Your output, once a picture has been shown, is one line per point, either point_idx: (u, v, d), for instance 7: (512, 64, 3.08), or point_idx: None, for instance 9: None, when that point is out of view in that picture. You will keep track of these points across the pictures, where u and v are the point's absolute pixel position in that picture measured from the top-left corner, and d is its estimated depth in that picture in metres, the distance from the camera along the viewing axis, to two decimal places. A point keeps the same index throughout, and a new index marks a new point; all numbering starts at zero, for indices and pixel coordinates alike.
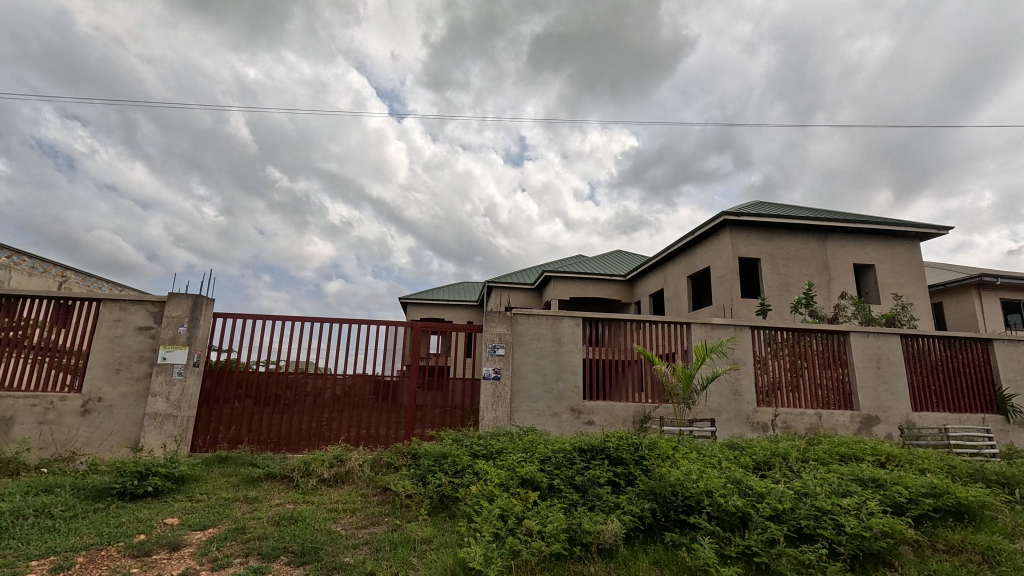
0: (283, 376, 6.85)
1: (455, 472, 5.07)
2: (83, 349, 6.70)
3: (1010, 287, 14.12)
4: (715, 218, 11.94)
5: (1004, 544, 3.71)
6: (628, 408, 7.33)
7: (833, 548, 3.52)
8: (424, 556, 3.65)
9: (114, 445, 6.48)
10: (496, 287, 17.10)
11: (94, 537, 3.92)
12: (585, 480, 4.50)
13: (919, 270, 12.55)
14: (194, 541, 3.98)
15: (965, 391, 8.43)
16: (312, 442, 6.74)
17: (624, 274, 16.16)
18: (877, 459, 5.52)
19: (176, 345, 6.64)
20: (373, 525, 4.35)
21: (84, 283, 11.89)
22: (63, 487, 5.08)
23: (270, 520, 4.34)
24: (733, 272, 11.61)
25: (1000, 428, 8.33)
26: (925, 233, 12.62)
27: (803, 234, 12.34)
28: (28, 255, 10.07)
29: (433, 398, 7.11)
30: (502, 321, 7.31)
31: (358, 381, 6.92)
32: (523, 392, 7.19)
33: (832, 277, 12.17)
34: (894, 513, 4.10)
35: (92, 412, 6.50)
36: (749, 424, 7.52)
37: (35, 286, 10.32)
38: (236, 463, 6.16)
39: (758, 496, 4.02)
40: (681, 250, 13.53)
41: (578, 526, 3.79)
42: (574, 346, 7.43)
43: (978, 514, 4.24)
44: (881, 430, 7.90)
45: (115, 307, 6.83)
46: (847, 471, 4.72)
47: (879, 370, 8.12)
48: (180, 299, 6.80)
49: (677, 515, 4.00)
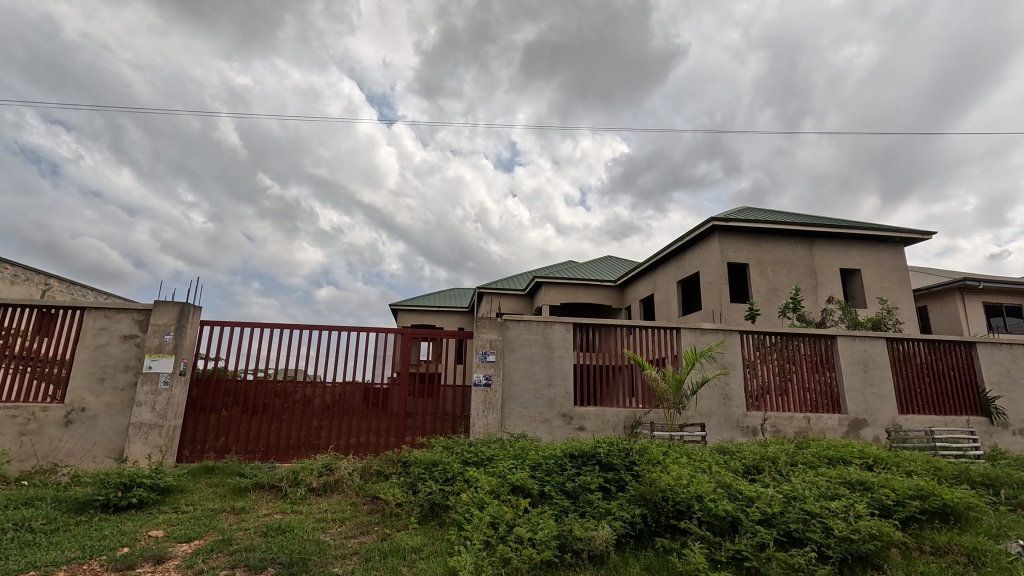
0: (271, 385, 6.77)
1: (446, 480, 5.03)
2: (66, 358, 6.59)
3: (992, 291, 14.35)
4: (703, 224, 12.04)
5: (989, 545, 3.77)
6: (619, 414, 7.34)
7: (821, 552, 3.55)
8: (413, 565, 3.61)
9: (97, 456, 6.36)
10: (489, 293, 17.11)
11: (76, 552, 3.83)
12: (576, 486, 4.50)
13: (905, 275, 12.73)
14: (180, 554, 3.91)
15: (949, 394, 8.55)
16: (301, 451, 6.67)
17: (614, 280, 16.26)
18: (865, 462, 5.55)
19: (162, 354, 6.54)
20: (362, 534, 4.31)
21: (67, 290, 11.72)
22: (44, 500, 4.96)
23: (257, 530, 4.29)
24: (721, 278, 11.71)
25: (984, 430, 8.44)
26: (910, 238, 12.81)
27: (790, 239, 12.49)
28: (9, 262, 9.90)
29: (424, 406, 7.03)
30: (492, 327, 7.30)
31: (349, 388, 6.84)
32: (514, 398, 7.17)
33: (819, 282, 12.31)
34: (882, 516, 4.13)
35: (75, 423, 6.38)
36: (738, 429, 7.55)
37: (17, 294, 10.17)
38: (224, 473, 6.07)
39: (748, 501, 4.05)
40: (671, 256, 13.60)
41: (568, 533, 3.76)
42: (564, 351, 7.44)
43: (964, 516, 4.28)
44: (869, 433, 7.98)
45: (100, 315, 6.72)
46: (835, 474, 4.76)
47: (866, 373, 8.21)
48: (166, 307, 6.71)
49: (667, 520, 3.99)
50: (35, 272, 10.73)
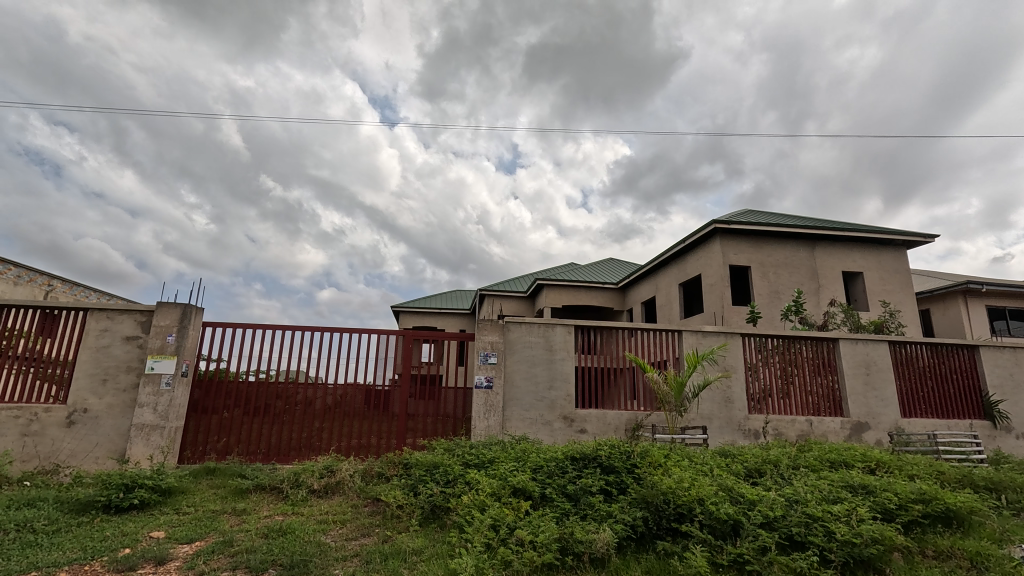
0: (272, 386, 6.78)
1: (447, 482, 5.03)
2: (68, 359, 6.61)
3: (996, 294, 14.29)
4: (705, 227, 12.02)
5: (992, 549, 3.75)
6: (620, 416, 7.32)
7: (824, 555, 3.54)
8: (414, 567, 3.61)
9: (99, 457, 6.37)
10: (490, 295, 17.11)
11: (78, 552, 3.84)
12: (577, 489, 4.50)
13: (907, 278, 12.69)
14: (181, 555, 3.91)
15: (952, 397, 8.52)
16: (302, 453, 6.67)
17: (615, 282, 16.26)
18: (868, 466, 5.53)
19: (164, 355, 6.56)
20: (363, 536, 4.31)
21: (70, 291, 11.77)
22: (47, 501, 4.98)
23: (258, 532, 4.30)
24: (722, 280, 11.71)
25: (988, 434, 8.40)
26: (913, 241, 12.77)
27: (792, 242, 12.47)
28: (13, 263, 9.95)
29: (425, 408, 7.02)
30: (493, 329, 7.30)
31: (350, 390, 6.85)
32: (515, 400, 7.17)
33: (821, 284, 12.28)
34: (884, 519, 4.11)
35: (77, 424, 6.39)
36: (740, 432, 7.53)
37: (20, 295, 10.21)
38: (225, 474, 6.07)
39: (749, 504, 4.03)
40: (673, 259, 13.60)
41: (569, 535, 3.75)
42: (566, 354, 7.43)
43: (967, 520, 4.25)
44: (871, 437, 7.96)
45: (103, 316, 6.75)
46: (837, 478, 4.74)
47: (868, 376, 8.18)
48: (169, 308, 6.74)
49: (669, 522, 3.98)
50: (38, 273, 10.77)
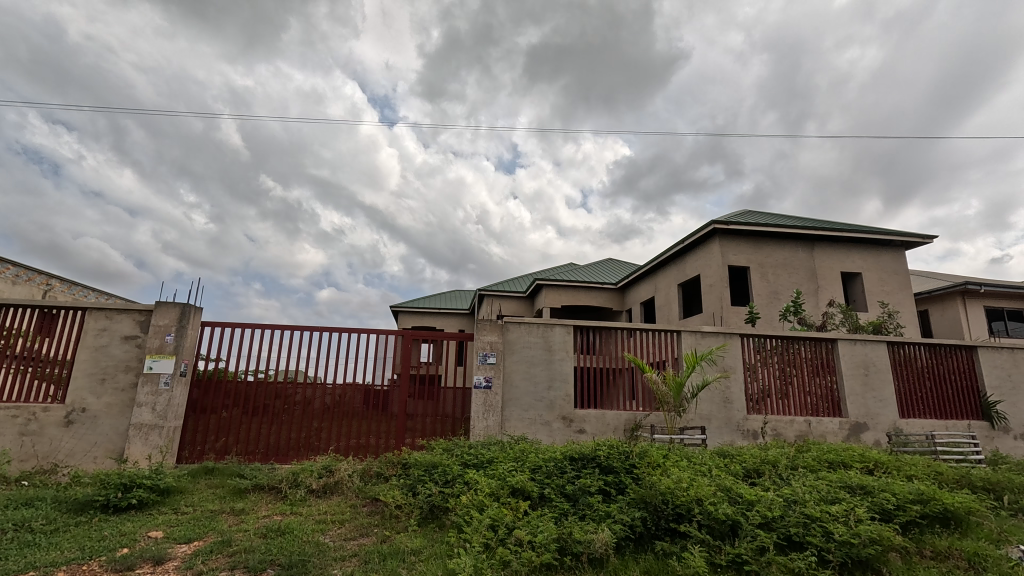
0: (271, 386, 6.77)
1: (446, 482, 5.03)
2: (67, 358, 6.60)
3: (994, 295, 14.31)
4: (704, 227, 12.03)
5: (990, 549, 3.75)
6: (619, 417, 7.32)
7: (822, 556, 3.54)
8: (412, 568, 3.61)
9: (97, 456, 6.36)
10: (489, 295, 17.09)
11: (75, 552, 3.83)
12: (576, 489, 4.50)
13: (905, 279, 12.72)
14: (180, 555, 3.91)
15: (950, 397, 8.54)
16: (301, 453, 6.67)
17: (614, 282, 16.27)
18: (865, 466, 5.54)
19: (162, 354, 6.56)
20: (362, 536, 4.31)
21: (68, 291, 11.73)
22: (45, 500, 4.97)
23: (257, 532, 4.29)
24: (721, 280, 11.71)
25: (986, 434, 8.41)
26: (911, 241, 12.78)
27: (791, 243, 12.48)
28: (10, 263, 9.93)
29: (424, 407, 7.02)
30: (493, 329, 7.29)
31: (349, 390, 6.84)
32: (514, 400, 7.17)
33: (820, 285, 12.29)
34: (882, 520, 4.12)
35: (75, 423, 6.38)
36: (739, 432, 7.54)
37: (18, 294, 10.19)
38: (224, 474, 6.06)
39: (747, 504, 4.04)
40: (672, 259, 13.60)
41: (568, 535, 3.76)
42: (564, 354, 7.43)
43: (965, 520, 4.25)
44: (870, 437, 7.97)
45: (101, 316, 6.74)
46: (835, 478, 4.75)
47: (867, 377, 8.19)
48: (166, 308, 6.73)
49: (667, 523, 3.99)
50: (36, 273, 10.76)
